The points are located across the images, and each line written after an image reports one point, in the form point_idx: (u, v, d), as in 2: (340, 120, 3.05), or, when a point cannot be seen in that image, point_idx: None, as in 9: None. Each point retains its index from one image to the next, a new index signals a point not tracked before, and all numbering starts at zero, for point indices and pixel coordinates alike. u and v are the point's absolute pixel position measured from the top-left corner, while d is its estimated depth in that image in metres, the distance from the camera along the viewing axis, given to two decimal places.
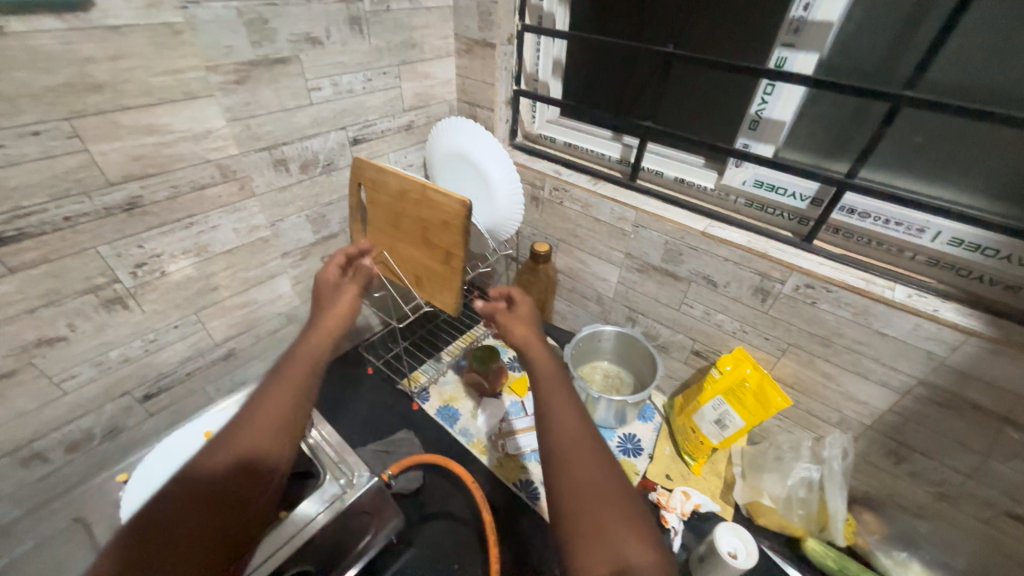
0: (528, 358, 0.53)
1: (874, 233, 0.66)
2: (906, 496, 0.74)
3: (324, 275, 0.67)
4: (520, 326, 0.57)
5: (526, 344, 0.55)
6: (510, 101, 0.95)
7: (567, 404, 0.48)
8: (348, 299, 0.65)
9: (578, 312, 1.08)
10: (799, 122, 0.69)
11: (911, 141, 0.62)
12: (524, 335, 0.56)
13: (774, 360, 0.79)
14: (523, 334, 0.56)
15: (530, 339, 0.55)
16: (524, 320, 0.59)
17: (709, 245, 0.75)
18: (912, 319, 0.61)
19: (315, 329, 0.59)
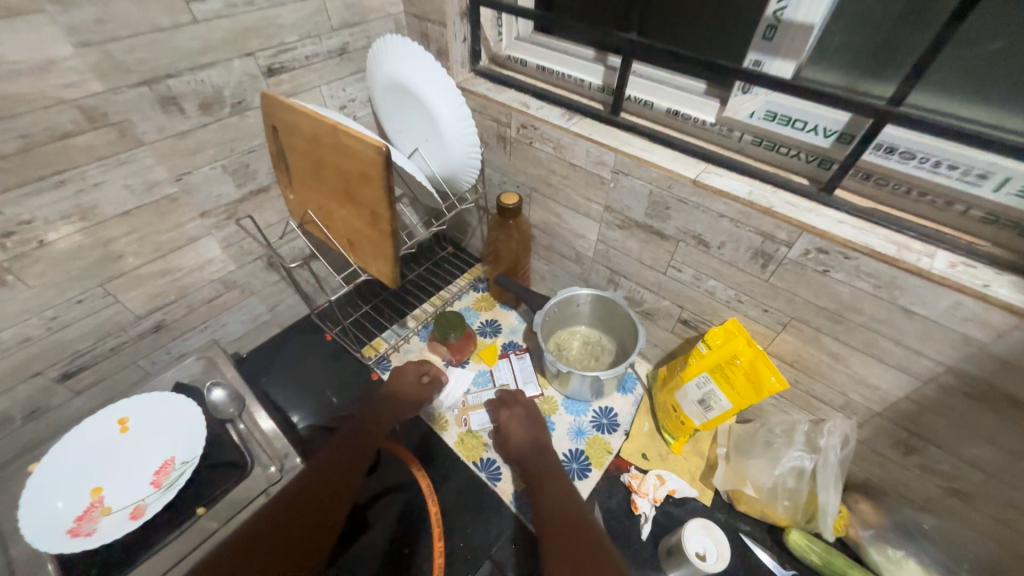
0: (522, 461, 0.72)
1: (917, 180, 0.51)
2: (910, 488, 0.65)
3: (403, 373, 0.83)
4: (514, 434, 0.76)
5: (519, 450, 0.74)
6: (465, 12, 0.76)
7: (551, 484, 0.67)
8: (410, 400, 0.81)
9: (556, 272, 0.96)
10: (831, 26, 0.50)
11: (986, 49, 0.44)
12: (518, 439, 0.75)
13: (772, 335, 0.66)
14: (516, 439, 0.75)
15: (522, 445, 0.74)
16: (514, 425, 0.77)
17: (701, 198, 0.61)
18: (952, 296, 0.47)
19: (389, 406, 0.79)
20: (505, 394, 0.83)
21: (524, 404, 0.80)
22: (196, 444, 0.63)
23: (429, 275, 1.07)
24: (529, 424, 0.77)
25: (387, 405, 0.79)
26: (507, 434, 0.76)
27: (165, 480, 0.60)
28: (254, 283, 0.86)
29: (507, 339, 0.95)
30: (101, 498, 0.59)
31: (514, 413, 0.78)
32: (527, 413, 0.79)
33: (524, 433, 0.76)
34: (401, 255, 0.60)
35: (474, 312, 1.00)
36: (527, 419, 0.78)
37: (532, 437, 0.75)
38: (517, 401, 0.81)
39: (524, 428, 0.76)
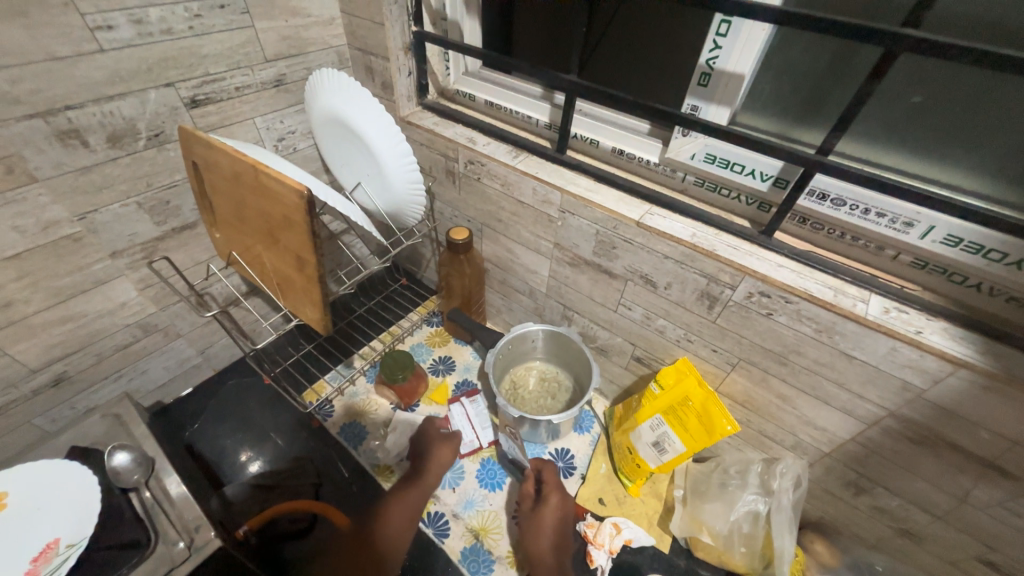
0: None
1: (848, 225, 0.51)
2: (863, 528, 0.64)
3: (428, 428, 0.78)
4: (544, 537, 0.63)
5: (542, 558, 0.61)
6: (410, 46, 0.74)
7: None
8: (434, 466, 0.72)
9: (512, 306, 0.93)
10: (760, 77, 0.51)
11: (907, 102, 0.45)
12: (546, 547, 0.62)
13: (722, 374, 0.66)
14: (545, 544, 0.62)
15: (547, 552, 0.61)
16: (546, 526, 0.64)
17: (647, 240, 0.60)
18: (888, 342, 0.47)
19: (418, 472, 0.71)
20: (550, 480, 0.69)
21: (565, 502, 0.67)
22: (89, 521, 0.57)
23: (380, 309, 1.02)
24: (559, 529, 0.64)
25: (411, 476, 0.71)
26: (536, 533, 0.63)
27: (45, 568, 0.53)
28: (180, 325, 0.78)
29: (461, 378, 0.90)
30: None
31: (553, 511, 0.65)
32: (564, 514, 0.66)
33: (553, 540, 0.63)
34: (331, 301, 0.56)
35: (427, 349, 0.95)
36: (561, 522, 0.65)
37: (559, 549, 0.63)
38: (561, 493, 0.68)
39: (557, 532, 0.64)
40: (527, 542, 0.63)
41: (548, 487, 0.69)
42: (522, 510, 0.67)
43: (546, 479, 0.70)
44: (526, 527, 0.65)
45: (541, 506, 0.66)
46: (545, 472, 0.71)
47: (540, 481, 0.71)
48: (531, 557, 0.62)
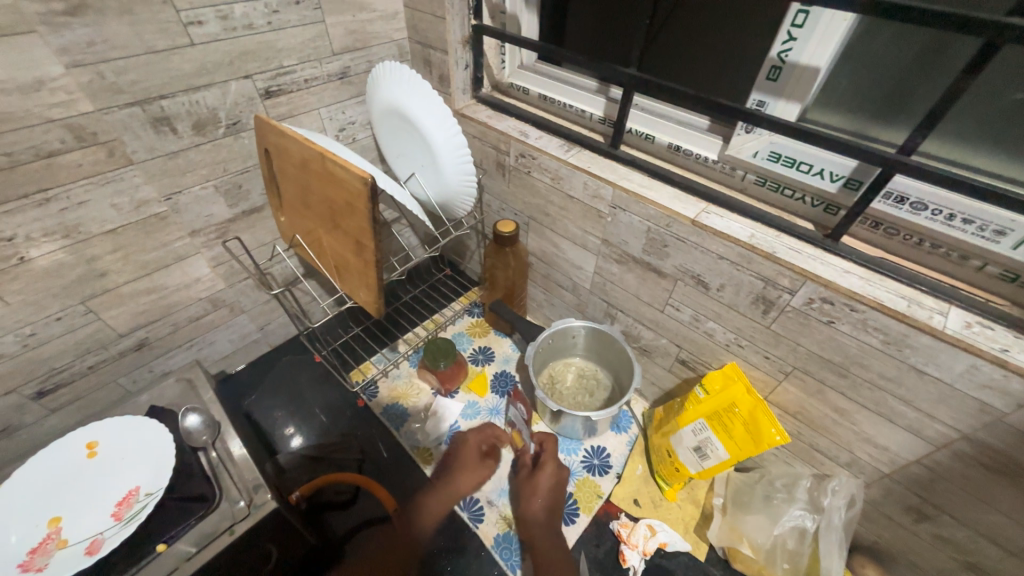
0: (532, 534, 0.67)
1: (929, 231, 0.48)
2: (923, 557, 0.60)
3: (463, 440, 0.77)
4: (538, 499, 0.69)
5: (535, 518, 0.68)
6: (468, 39, 0.75)
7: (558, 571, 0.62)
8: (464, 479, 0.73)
9: (553, 301, 0.93)
10: (836, 71, 0.48)
11: (1009, 99, 0.41)
12: (539, 509, 0.68)
13: (773, 383, 0.63)
14: (539, 507, 0.68)
15: (540, 512, 0.68)
16: (540, 491, 0.69)
17: (701, 239, 0.58)
18: (968, 360, 0.44)
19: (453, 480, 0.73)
20: (545, 448, 0.73)
21: (559, 469, 0.71)
22: (163, 473, 0.62)
23: (423, 298, 1.05)
24: (552, 492, 0.70)
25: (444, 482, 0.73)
26: (528, 498, 0.69)
27: (126, 512, 0.59)
28: (244, 302, 0.84)
29: (499, 369, 0.91)
30: (58, 530, 0.58)
31: (546, 479, 0.70)
32: (558, 480, 0.71)
33: (546, 503, 0.69)
34: (385, 285, 0.58)
35: (468, 338, 0.97)
36: (555, 487, 0.70)
37: (551, 511, 0.69)
38: (555, 462, 0.72)
39: (551, 497, 0.69)
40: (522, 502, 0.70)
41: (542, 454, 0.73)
42: (519, 474, 0.73)
43: (543, 448, 0.73)
44: (522, 490, 0.71)
45: (535, 473, 0.71)
46: (544, 442, 0.74)
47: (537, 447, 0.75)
48: (526, 515, 0.68)
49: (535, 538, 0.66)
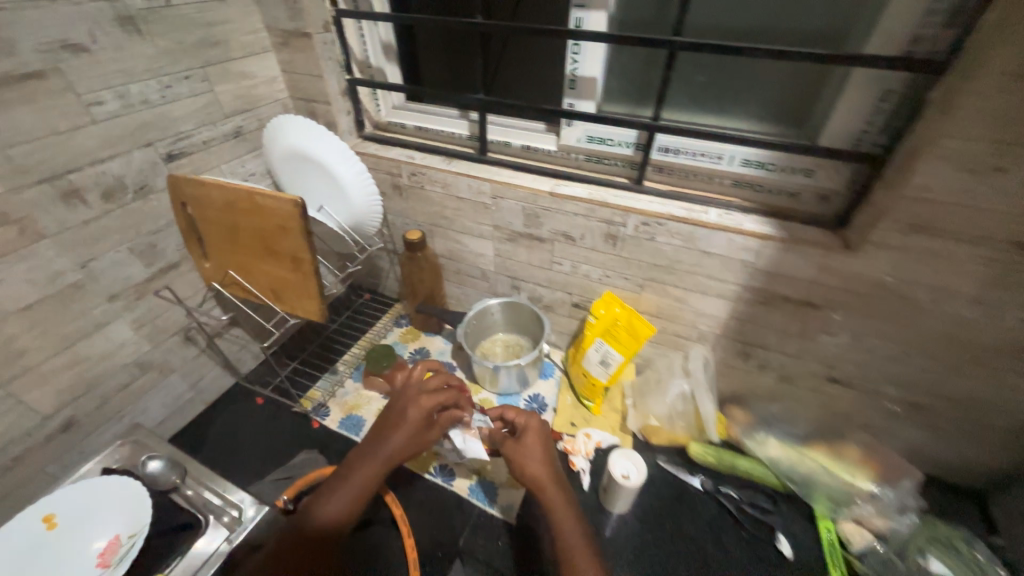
0: (544, 496, 0.62)
1: (688, 166, 0.75)
2: (758, 386, 0.87)
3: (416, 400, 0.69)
4: (535, 458, 0.66)
5: (542, 478, 0.64)
6: (346, 91, 0.90)
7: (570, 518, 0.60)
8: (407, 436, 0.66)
9: (468, 292, 1.09)
10: (607, 78, 0.74)
11: (697, 81, 0.70)
12: (540, 467, 0.65)
13: (637, 297, 0.86)
14: (540, 464, 0.65)
15: (545, 472, 0.65)
16: (535, 449, 0.67)
17: (560, 204, 0.80)
18: (725, 235, 0.70)
19: (398, 435, 0.66)
20: (518, 414, 0.72)
21: (541, 424, 0.71)
22: (144, 513, 0.61)
23: (351, 324, 1.13)
24: (546, 449, 0.68)
25: (390, 441, 0.65)
26: (526, 460, 0.66)
27: (113, 558, 0.59)
28: (172, 361, 0.85)
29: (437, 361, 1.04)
30: None
31: (534, 437, 0.69)
32: (544, 436, 0.70)
33: (545, 461, 0.66)
34: (325, 291, 0.69)
35: (402, 345, 1.07)
36: (544, 442, 0.69)
37: (551, 466, 0.66)
38: (535, 419, 0.72)
39: (545, 453, 0.67)
40: (520, 468, 0.66)
41: (518, 419, 0.72)
42: (505, 446, 0.69)
43: (514, 416, 0.72)
44: (515, 457, 0.67)
45: (522, 437, 0.69)
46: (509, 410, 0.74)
47: (506, 420, 0.73)
48: (529, 478, 0.64)
49: (548, 499, 0.62)
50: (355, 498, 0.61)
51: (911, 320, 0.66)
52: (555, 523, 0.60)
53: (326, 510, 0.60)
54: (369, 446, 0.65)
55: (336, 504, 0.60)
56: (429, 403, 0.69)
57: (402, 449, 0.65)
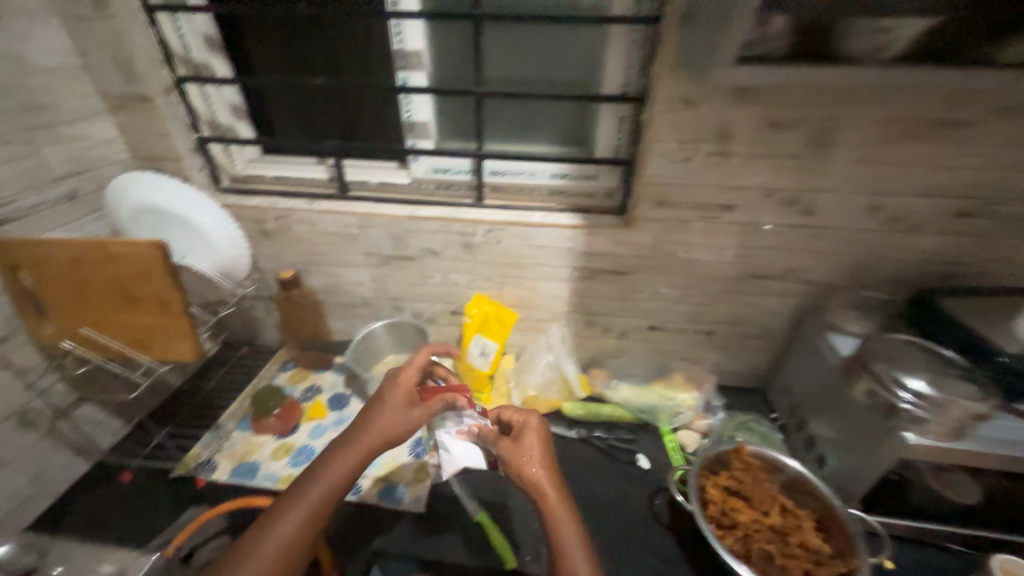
0: (542, 499, 0.58)
1: (514, 184, 0.97)
2: (607, 347, 1.09)
3: (406, 386, 0.70)
4: (534, 461, 0.62)
5: (540, 480, 0.59)
6: (197, 149, 0.94)
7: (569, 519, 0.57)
8: (395, 420, 0.66)
9: (352, 322, 1.14)
10: (438, 123, 0.93)
11: (505, 119, 0.91)
12: (538, 470, 0.61)
13: (500, 293, 1.03)
14: (537, 467, 0.61)
15: (542, 473, 0.60)
16: (534, 450, 0.63)
17: (420, 224, 0.94)
18: (549, 230, 0.92)
19: (384, 417, 0.66)
20: (515, 414, 0.70)
21: (540, 424, 0.67)
22: None
23: (230, 379, 1.09)
24: (545, 448, 0.64)
25: (380, 425, 0.65)
26: (522, 464, 0.61)
27: None
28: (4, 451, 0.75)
29: (331, 394, 1.06)
30: None
31: (531, 436, 0.65)
32: (543, 435, 0.66)
33: (543, 461, 0.62)
34: (199, 329, 0.72)
35: (292, 386, 1.07)
36: (543, 442, 0.65)
37: (551, 464, 0.62)
38: (535, 415, 0.69)
39: (544, 452, 0.63)
40: (518, 473, 0.61)
41: (517, 420, 0.69)
42: (502, 445, 0.65)
43: (511, 415, 0.70)
44: (511, 461, 0.62)
45: (521, 439, 0.65)
46: (506, 411, 0.71)
47: (502, 419, 0.71)
48: (527, 482, 0.60)
49: (547, 505, 0.58)
50: (340, 482, 0.59)
51: (680, 268, 0.93)
52: (555, 529, 0.56)
53: (304, 495, 0.57)
54: (356, 430, 0.64)
55: (316, 489, 0.58)
56: (416, 386, 0.70)
57: (390, 431, 0.64)
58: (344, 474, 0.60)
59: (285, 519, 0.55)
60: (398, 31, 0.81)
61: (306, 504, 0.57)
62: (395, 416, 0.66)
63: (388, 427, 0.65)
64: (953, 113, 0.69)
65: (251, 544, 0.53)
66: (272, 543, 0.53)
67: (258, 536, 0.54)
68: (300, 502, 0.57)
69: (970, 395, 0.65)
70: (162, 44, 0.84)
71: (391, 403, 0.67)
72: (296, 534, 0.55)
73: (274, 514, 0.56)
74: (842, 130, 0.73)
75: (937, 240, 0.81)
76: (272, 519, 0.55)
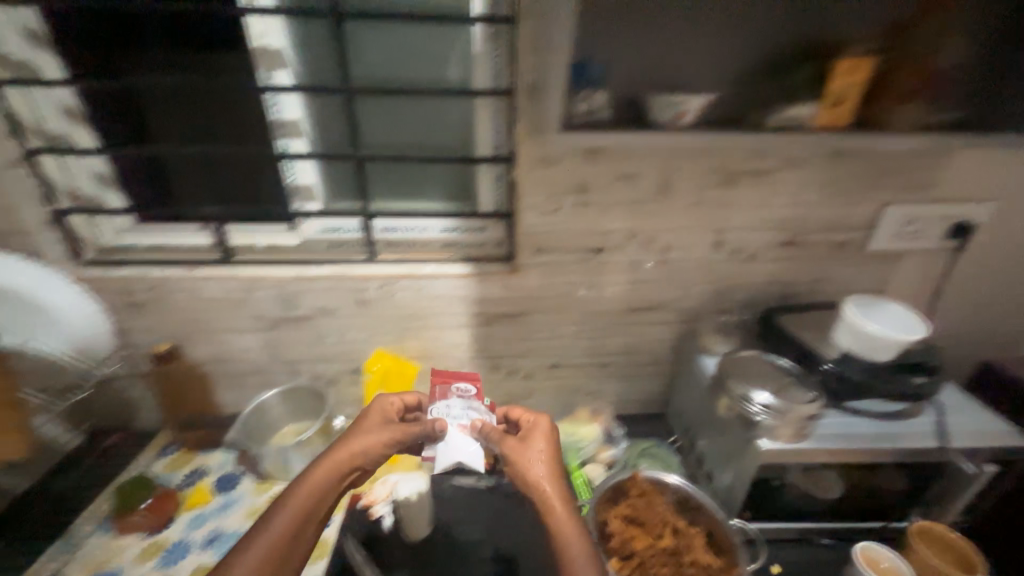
0: (543, 499, 0.65)
1: (408, 239, 0.99)
2: (514, 389, 1.11)
3: (388, 404, 0.77)
4: (537, 462, 0.68)
5: (542, 480, 0.66)
6: (54, 220, 0.88)
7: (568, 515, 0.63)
8: (382, 432, 0.73)
9: (245, 392, 1.07)
10: (324, 185, 0.95)
11: (390, 178, 0.95)
12: (541, 470, 0.67)
13: (401, 346, 1.03)
14: (542, 466, 0.68)
15: (544, 473, 0.67)
16: (539, 451, 0.70)
17: (310, 283, 0.94)
18: (440, 280, 0.95)
19: (365, 432, 0.72)
20: (524, 414, 0.76)
21: (547, 426, 0.74)
22: None
23: (94, 473, 0.96)
24: (550, 449, 0.71)
25: (365, 435, 0.72)
26: (528, 465, 0.68)
27: None
28: None
29: (219, 475, 0.96)
30: None
31: (536, 439, 0.71)
32: (548, 436, 0.72)
33: (546, 461, 0.69)
34: None
35: (173, 472, 0.97)
36: (547, 444, 0.71)
37: (551, 464, 0.69)
38: (540, 418, 0.75)
39: (547, 453, 0.70)
40: (523, 473, 0.68)
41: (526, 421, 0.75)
42: (508, 444, 0.71)
43: (520, 414, 0.77)
44: (517, 461, 0.69)
45: (528, 440, 0.71)
46: (514, 414, 0.77)
47: (511, 418, 0.77)
48: (531, 482, 0.67)
49: (550, 504, 0.64)
50: (330, 485, 0.67)
51: (567, 306, 1.00)
52: (553, 526, 0.62)
53: (301, 496, 0.65)
54: (346, 440, 0.71)
55: (307, 491, 0.65)
56: (393, 406, 0.77)
57: (374, 443, 0.71)
58: (324, 485, 0.66)
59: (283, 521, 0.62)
60: (274, 103, 0.85)
61: (301, 507, 0.64)
62: (377, 430, 0.73)
63: (375, 439, 0.72)
64: (756, 165, 0.85)
65: (252, 544, 0.60)
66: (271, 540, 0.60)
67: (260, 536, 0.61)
68: (299, 504, 0.64)
69: (803, 397, 0.74)
70: (9, 116, 0.80)
71: (373, 419, 0.75)
72: (292, 532, 0.62)
73: (274, 517, 0.63)
74: (676, 180, 0.86)
75: (770, 265, 0.95)
76: (273, 521, 0.62)
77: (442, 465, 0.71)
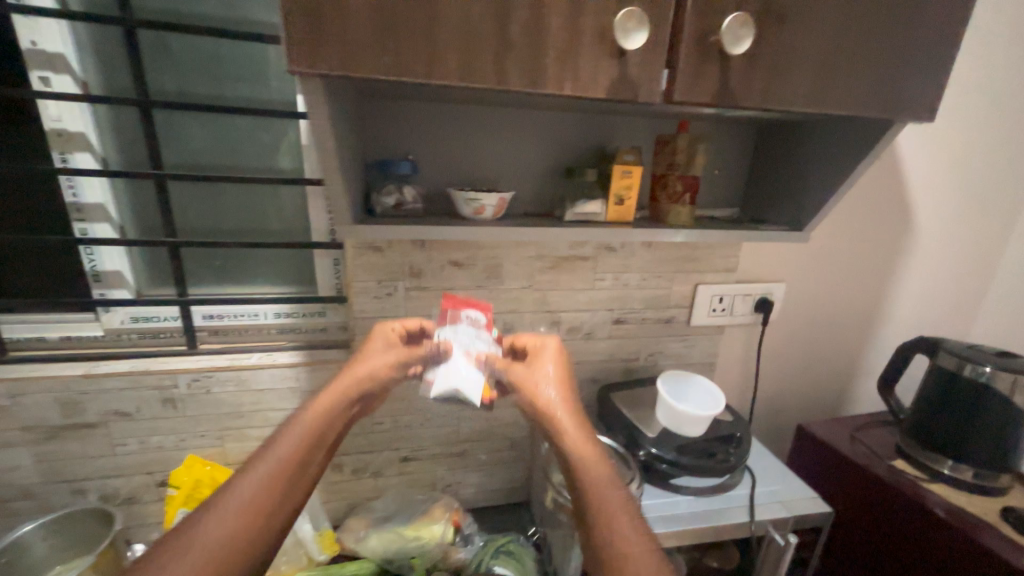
0: (556, 423, 0.62)
1: (236, 326, 0.91)
2: (362, 489, 1.00)
3: (391, 332, 0.72)
4: (548, 387, 0.65)
5: (556, 404, 0.63)
6: None
7: (588, 435, 0.61)
8: (384, 359, 0.70)
9: (6, 524, 0.85)
10: (135, 271, 0.86)
11: (215, 262, 0.89)
12: (552, 394, 0.64)
13: (221, 449, 0.90)
14: (553, 390, 0.65)
15: (555, 397, 0.64)
16: (549, 375, 0.67)
17: (101, 383, 0.81)
18: (266, 371, 0.87)
19: (369, 359, 0.70)
20: (530, 339, 0.71)
21: (558, 349, 0.70)
22: None
23: None
24: (561, 374, 0.67)
25: (363, 368, 0.69)
26: (537, 389, 0.65)
27: None
28: None
29: None
30: None
31: (544, 366, 0.68)
32: (558, 360, 0.69)
33: (558, 385, 0.66)
34: None
35: None
36: (557, 368, 0.68)
37: (564, 388, 0.66)
38: (548, 342, 0.71)
39: (558, 376, 0.67)
40: (533, 398, 0.65)
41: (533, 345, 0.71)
42: (515, 370, 0.68)
43: (527, 340, 0.71)
44: (527, 386, 0.66)
45: (538, 365, 0.68)
46: (521, 340, 0.72)
47: (516, 347, 0.72)
48: (543, 406, 0.64)
49: (564, 426, 0.61)
50: (320, 425, 0.63)
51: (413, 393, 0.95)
52: (571, 445, 0.60)
53: (289, 436, 0.61)
54: (342, 376, 0.68)
55: (301, 429, 0.62)
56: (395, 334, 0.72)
57: (373, 370, 0.69)
58: (322, 419, 0.63)
59: (268, 464, 0.58)
60: (72, 185, 0.78)
61: (288, 447, 0.60)
62: (379, 360, 0.70)
63: (372, 372, 0.69)
64: (578, 251, 0.92)
65: (226, 497, 0.55)
66: (253, 486, 0.56)
67: (235, 487, 0.56)
68: (291, 442, 0.60)
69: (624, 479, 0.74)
70: None
71: (368, 357, 0.70)
72: (277, 479, 0.57)
73: (253, 463, 0.58)
74: (506, 265, 0.90)
75: (608, 343, 1.00)
76: (254, 467, 0.58)
77: (439, 391, 0.63)
